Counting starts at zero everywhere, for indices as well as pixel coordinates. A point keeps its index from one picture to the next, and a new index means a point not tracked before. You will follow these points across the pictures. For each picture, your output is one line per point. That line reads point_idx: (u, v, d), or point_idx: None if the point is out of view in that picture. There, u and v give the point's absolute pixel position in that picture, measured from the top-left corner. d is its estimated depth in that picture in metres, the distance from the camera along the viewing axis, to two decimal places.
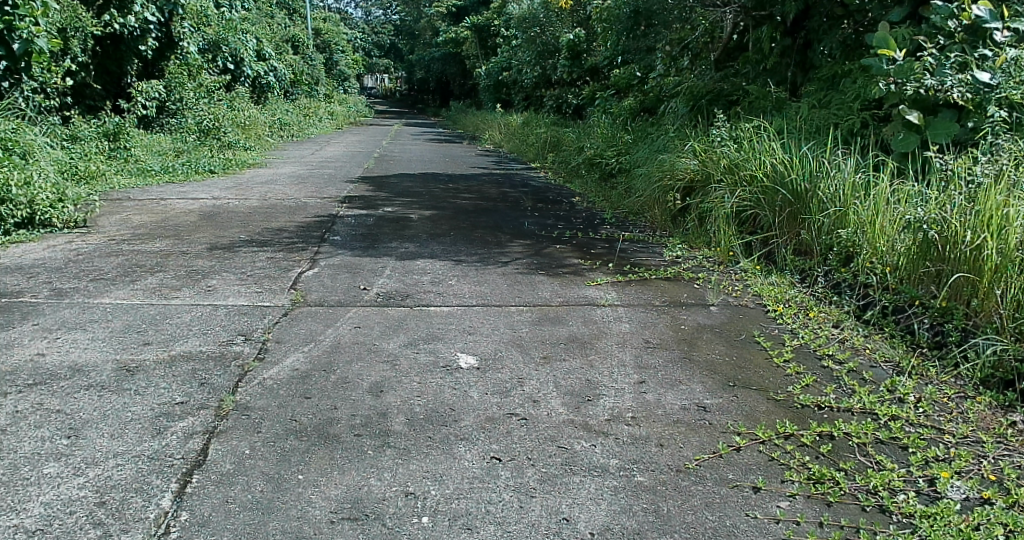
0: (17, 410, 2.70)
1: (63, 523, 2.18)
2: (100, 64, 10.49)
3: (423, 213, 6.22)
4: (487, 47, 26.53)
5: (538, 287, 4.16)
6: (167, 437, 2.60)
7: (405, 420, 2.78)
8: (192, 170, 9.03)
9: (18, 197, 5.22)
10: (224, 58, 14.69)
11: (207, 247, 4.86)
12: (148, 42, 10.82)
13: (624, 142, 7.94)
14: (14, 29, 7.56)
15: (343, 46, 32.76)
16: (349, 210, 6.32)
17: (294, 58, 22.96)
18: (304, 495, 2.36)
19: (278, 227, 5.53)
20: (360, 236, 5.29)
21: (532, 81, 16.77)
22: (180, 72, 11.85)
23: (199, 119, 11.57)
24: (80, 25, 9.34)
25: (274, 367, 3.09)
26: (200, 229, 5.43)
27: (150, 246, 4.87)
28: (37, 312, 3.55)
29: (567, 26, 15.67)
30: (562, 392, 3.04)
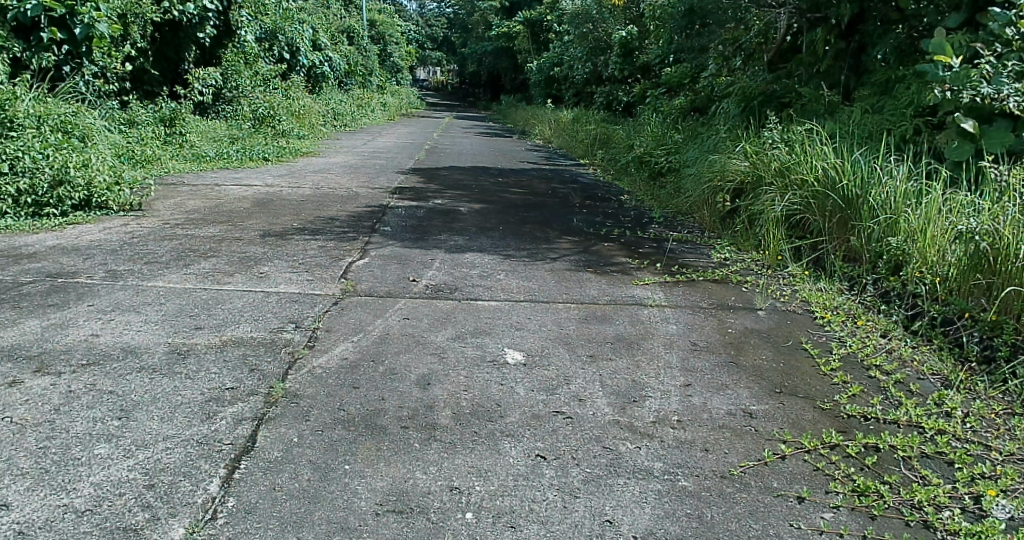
0: (71, 390, 2.74)
1: (112, 505, 2.22)
2: (159, 50, 10.68)
3: (472, 206, 6.22)
4: (539, 42, 26.42)
5: (586, 284, 4.12)
6: (217, 421, 2.62)
7: (451, 414, 2.76)
8: (246, 157, 9.12)
9: (76, 178, 5.33)
10: (280, 47, 14.84)
11: (261, 234, 4.89)
12: (205, 30, 11.03)
13: (673, 142, 7.85)
14: (77, 14, 7.88)
15: (398, 38, 32.97)
16: (400, 201, 6.34)
17: (350, 49, 23.21)
18: (350, 486, 2.36)
19: (330, 216, 5.56)
20: (410, 227, 5.29)
21: (583, 78, 16.71)
22: (237, 60, 11.98)
23: (255, 107, 11.68)
24: (140, 12, 9.38)
25: (323, 356, 3.09)
26: (254, 216, 5.47)
27: (204, 231, 4.92)
28: (92, 293, 3.59)
29: (620, 23, 15.29)
30: (608, 391, 3.01)
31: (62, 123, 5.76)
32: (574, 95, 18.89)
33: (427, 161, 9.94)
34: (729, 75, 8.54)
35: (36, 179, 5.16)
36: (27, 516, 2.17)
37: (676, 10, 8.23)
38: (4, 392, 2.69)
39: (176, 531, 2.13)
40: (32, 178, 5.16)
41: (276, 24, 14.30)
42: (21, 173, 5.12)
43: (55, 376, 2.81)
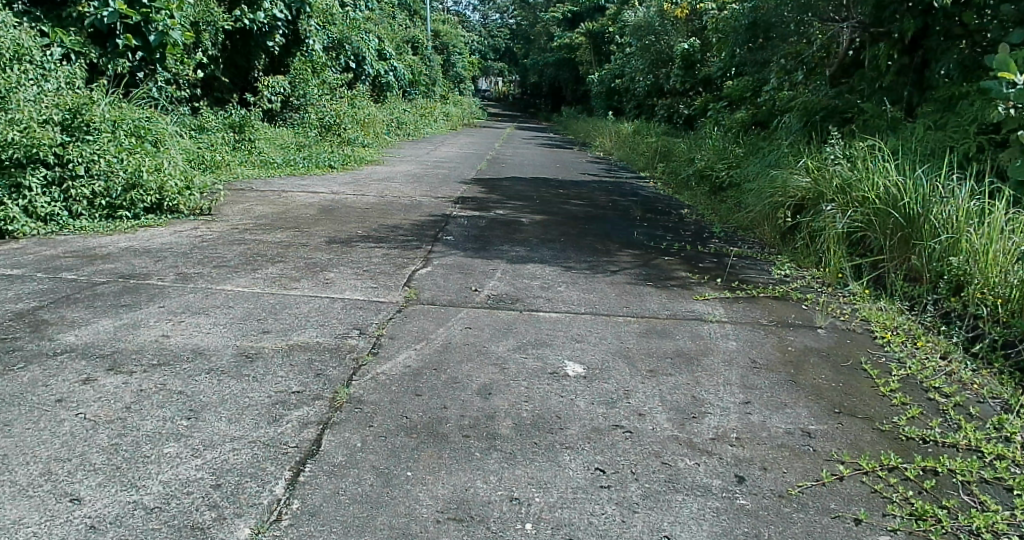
0: (142, 389, 2.80)
1: (180, 503, 2.26)
2: (229, 58, 11.18)
3: (533, 217, 6.23)
4: (601, 54, 26.38)
5: (646, 298, 4.09)
6: (283, 424, 2.66)
7: (512, 425, 2.76)
8: (313, 164, 9.23)
9: (149, 182, 5.59)
10: (346, 57, 15.03)
11: (326, 241, 4.95)
12: (275, 39, 11.16)
13: (736, 156, 7.79)
14: (151, 21, 8.16)
15: (462, 49, 33.35)
16: (462, 211, 6.38)
17: (414, 59, 23.59)
18: (411, 493, 2.37)
19: (394, 224, 5.61)
20: (473, 237, 5.32)
21: (646, 89, 16.69)
22: (304, 69, 12.19)
23: (322, 115, 11.92)
24: (211, 20, 9.84)
25: (387, 363, 3.11)
26: (320, 223, 5.55)
27: (271, 237, 5.00)
28: (163, 295, 3.67)
29: (682, 36, 15.18)
30: (668, 407, 2.98)
31: (138, 129, 6.00)
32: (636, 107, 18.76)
33: (489, 171, 9.99)
34: (791, 89, 8.42)
35: (110, 182, 5.41)
36: (98, 511, 2.21)
37: (739, 23, 8.70)
38: (79, 389, 2.78)
39: (242, 531, 2.16)
40: (107, 181, 5.41)
41: (344, 33, 14.42)
42: (97, 176, 5.36)
43: (127, 375, 2.88)
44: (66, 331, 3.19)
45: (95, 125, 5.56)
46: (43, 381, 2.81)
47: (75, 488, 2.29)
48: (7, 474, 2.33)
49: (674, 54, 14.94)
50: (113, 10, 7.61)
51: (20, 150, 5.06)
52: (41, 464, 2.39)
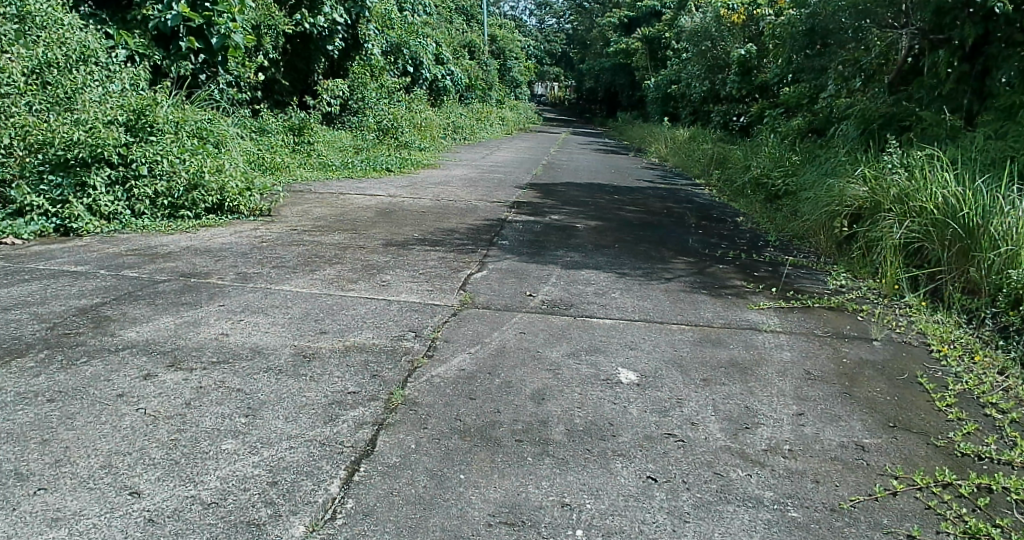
0: (201, 385, 2.85)
1: (236, 499, 2.29)
2: (290, 62, 11.42)
3: (589, 223, 6.22)
4: (656, 59, 26.27)
5: (700, 306, 4.05)
6: (338, 424, 2.68)
7: (565, 430, 2.75)
8: (370, 167, 9.31)
9: (210, 182, 5.72)
10: (404, 61, 15.25)
11: (383, 243, 5.00)
12: (334, 42, 11.50)
13: (791, 164, 7.69)
14: (214, 25, 8.44)
15: (518, 54, 33.52)
16: (517, 215, 6.40)
17: (471, 63, 23.88)
18: (464, 496, 2.37)
19: (450, 228, 5.64)
20: (527, 241, 5.32)
21: (701, 95, 16.58)
22: (363, 73, 12.47)
23: (380, 119, 12.12)
24: (272, 24, 9.97)
25: (442, 366, 3.12)
26: (377, 225, 5.61)
27: (329, 238, 5.06)
28: (223, 294, 3.73)
29: (739, 42, 14.68)
30: (721, 416, 2.94)
31: (200, 129, 6.18)
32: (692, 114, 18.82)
33: (544, 176, 10.03)
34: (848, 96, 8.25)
35: (172, 183, 5.56)
36: (157, 505, 2.26)
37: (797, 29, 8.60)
38: (139, 384, 2.83)
39: (297, 528, 2.19)
40: (169, 181, 5.57)
41: (403, 38, 14.77)
42: (159, 176, 5.54)
43: (187, 372, 2.93)
44: (127, 327, 3.27)
45: (158, 126, 5.75)
46: (105, 376, 2.88)
47: (134, 482, 2.34)
48: (70, 465, 2.39)
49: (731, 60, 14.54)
50: (176, 13, 7.90)
51: (86, 149, 5.24)
52: (102, 457, 2.44)
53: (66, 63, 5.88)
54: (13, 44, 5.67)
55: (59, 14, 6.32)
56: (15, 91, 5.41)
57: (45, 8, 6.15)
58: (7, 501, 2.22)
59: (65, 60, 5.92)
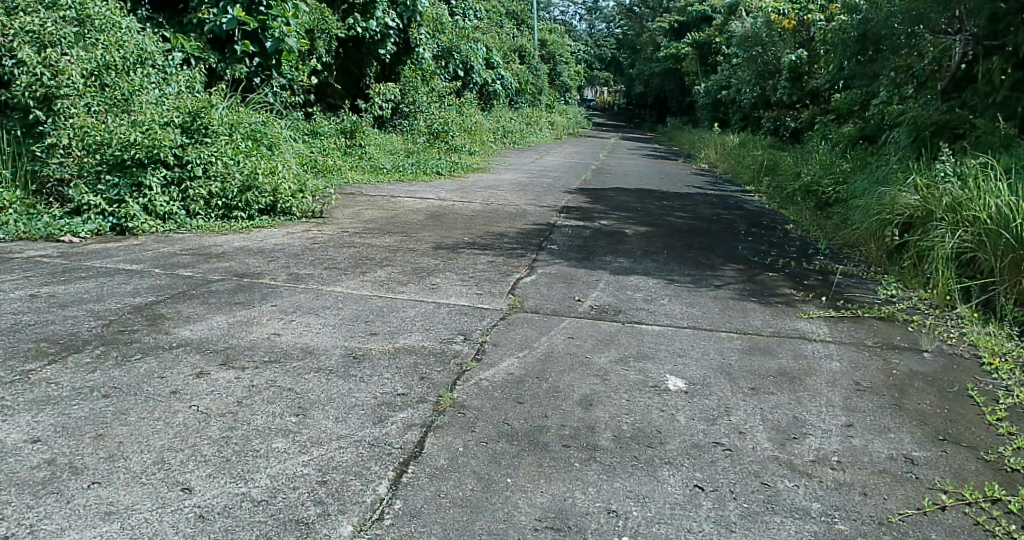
0: (253, 384, 2.89)
1: (285, 498, 2.32)
2: (343, 66, 11.68)
3: (638, 228, 6.19)
4: (707, 64, 26.13)
5: (749, 314, 4.00)
6: (387, 425, 2.70)
7: (612, 437, 2.74)
8: (421, 170, 9.43)
9: (263, 184, 5.89)
10: (455, 65, 15.41)
11: (433, 246, 5.03)
12: (386, 47, 11.60)
13: (843, 171, 7.57)
14: (269, 29, 8.76)
15: (567, 59, 33.63)
16: (567, 220, 6.40)
17: (521, 68, 24.11)
18: (511, 500, 2.37)
19: (499, 232, 5.65)
20: (576, 246, 5.32)
21: (752, 101, 16.41)
22: (414, 77, 12.72)
23: (431, 123, 12.29)
24: (326, 28, 10.32)
25: (490, 369, 3.12)
26: (427, 228, 5.65)
27: (380, 241, 5.11)
28: (275, 294, 3.78)
29: (789, 47, 14.70)
30: (769, 426, 2.91)
31: (253, 132, 6.36)
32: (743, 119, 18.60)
33: (594, 181, 9.99)
34: (900, 102, 8.10)
35: (227, 184, 5.76)
36: (207, 501, 2.29)
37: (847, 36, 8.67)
38: (192, 382, 2.88)
39: (345, 527, 2.20)
40: (224, 182, 5.76)
41: (453, 42, 15.03)
42: (214, 177, 5.72)
43: (239, 370, 2.98)
44: (181, 325, 3.32)
45: (213, 127, 5.92)
46: (159, 373, 2.93)
47: (185, 478, 2.37)
48: (123, 460, 2.44)
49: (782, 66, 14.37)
50: (231, 17, 8.29)
51: (143, 150, 5.46)
52: (154, 453, 2.48)
53: (124, 65, 6.18)
54: (74, 46, 5.92)
55: (117, 17, 6.55)
56: (76, 93, 5.71)
57: (105, 12, 6.39)
58: (62, 493, 2.27)
59: (123, 62, 6.21)
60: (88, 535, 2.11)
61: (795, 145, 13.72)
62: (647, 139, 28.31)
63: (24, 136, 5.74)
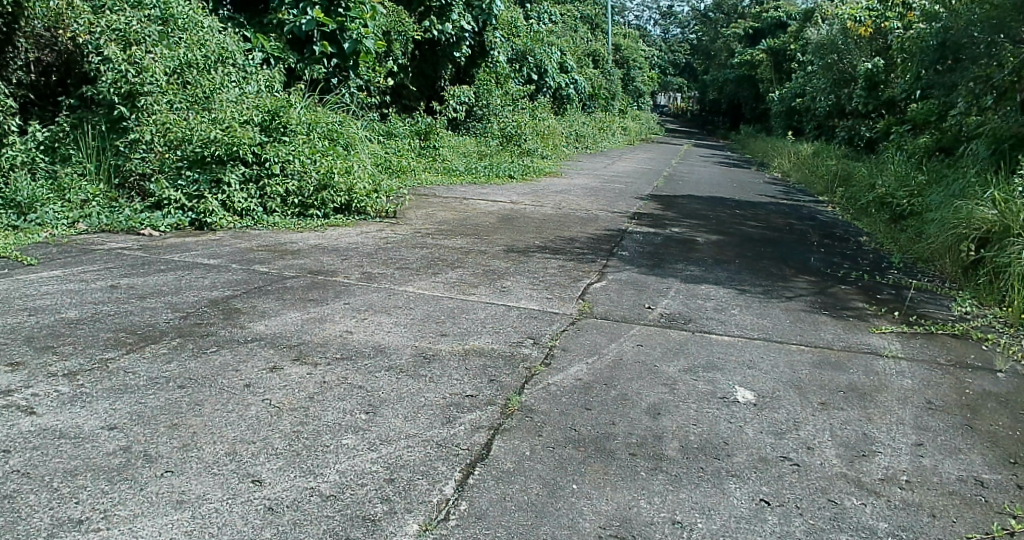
0: (324, 380, 2.93)
1: (353, 494, 2.34)
2: (418, 67, 12.23)
3: (709, 236, 6.14)
4: (782, 71, 26.00)
5: (821, 327, 3.94)
6: (455, 426, 2.72)
7: (679, 447, 2.71)
8: (493, 173, 9.62)
9: (338, 183, 6.08)
10: (528, 68, 16.14)
11: (505, 249, 5.07)
12: (461, 49, 12.03)
13: (918, 184, 7.39)
14: (347, 30, 9.04)
15: (640, 62, 33.45)
16: (638, 226, 6.39)
17: (594, 72, 24.31)
18: (576, 506, 2.36)
19: (571, 237, 5.67)
20: (647, 253, 5.30)
21: (826, 110, 16.20)
22: (488, 79, 13.17)
23: (503, 126, 12.77)
24: (402, 29, 10.57)
25: (559, 374, 3.13)
26: (498, 231, 5.69)
27: (451, 242, 5.17)
28: (348, 292, 3.86)
29: (866, 55, 14.39)
30: (838, 442, 2.85)
31: (330, 132, 6.58)
32: (817, 128, 18.37)
33: (666, 188, 9.93)
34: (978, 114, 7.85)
35: (303, 182, 5.98)
36: (277, 494, 2.33)
37: (927, 44, 8.40)
38: (265, 376, 2.93)
39: (411, 526, 2.21)
40: (300, 181, 5.97)
41: (528, 46, 15.76)
42: (291, 175, 5.94)
43: (312, 366, 3.03)
44: (256, 321, 3.40)
45: (291, 126, 6.15)
46: (233, 366, 2.99)
47: (256, 470, 2.42)
48: (196, 450, 2.49)
49: (858, 73, 14.19)
50: (310, 18, 8.63)
51: (222, 147, 5.77)
52: (227, 444, 2.54)
53: (204, 64, 6.46)
54: (156, 44, 6.32)
55: (199, 17, 6.94)
56: (158, 90, 6.04)
57: (186, 11, 6.76)
58: (136, 480, 2.32)
59: (204, 61, 6.51)
60: (159, 523, 2.15)
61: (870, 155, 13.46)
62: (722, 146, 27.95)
63: (109, 131, 6.13)
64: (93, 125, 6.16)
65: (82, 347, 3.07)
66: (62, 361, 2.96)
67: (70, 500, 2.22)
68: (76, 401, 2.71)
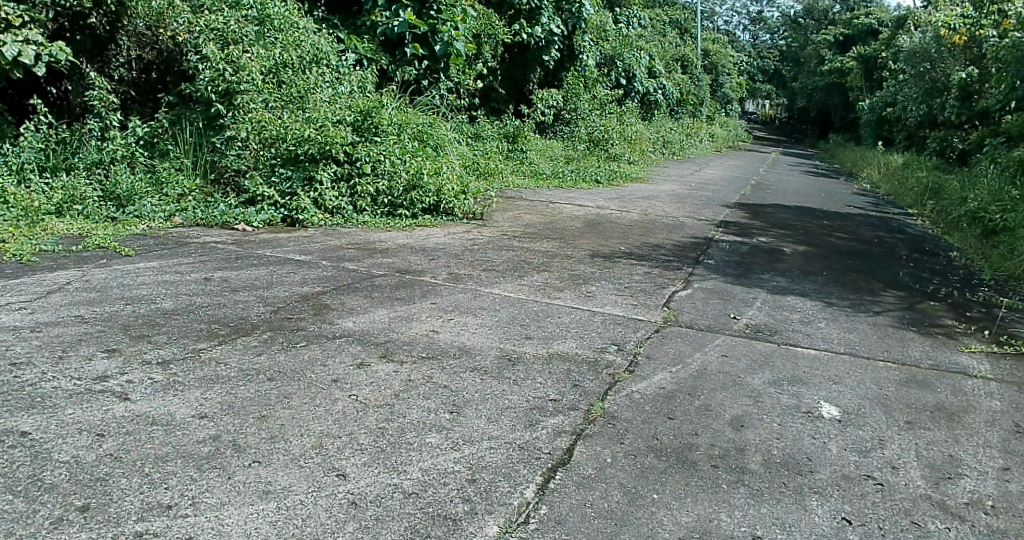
0: (410, 378, 2.98)
1: (437, 492, 2.36)
2: (507, 70, 12.65)
3: (796, 247, 6.06)
4: (873, 80, 25.90)
5: (908, 345, 3.85)
6: (538, 430, 2.73)
7: (762, 461, 2.67)
8: (580, 178, 9.57)
9: (427, 184, 6.14)
10: (617, 73, 16.43)
11: (591, 254, 5.10)
12: (549, 53, 12.64)
13: (1012, 199, 7.19)
14: (438, 33, 9.30)
15: (730, 70, 32.98)
16: (724, 234, 6.36)
17: (683, 78, 24.37)
18: (656, 515, 2.33)
19: (656, 243, 5.66)
20: (734, 262, 5.26)
21: (917, 120, 15.95)
22: (577, 84, 13.38)
23: (591, 130, 12.65)
24: (491, 33, 11.14)
25: (642, 382, 3.12)
26: (584, 236, 5.70)
27: (537, 245, 5.22)
28: (435, 292, 3.93)
29: (959, 63, 14.38)
30: (923, 462, 2.76)
31: (421, 133, 6.68)
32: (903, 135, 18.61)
33: (753, 196, 9.81)
34: None
35: (393, 182, 6.04)
36: (361, 488, 2.36)
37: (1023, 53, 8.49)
38: (353, 372, 2.99)
39: (492, 527, 2.22)
40: (390, 180, 6.04)
41: (616, 50, 16.06)
42: (381, 175, 6.03)
43: (397, 364, 3.08)
44: (343, 317, 3.49)
45: (383, 127, 6.24)
46: (322, 361, 3.06)
47: (342, 465, 2.45)
48: (283, 442, 2.54)
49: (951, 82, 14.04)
50: (402, 20, 8.89)
51: (315, 146, 5.90)
52: (314, 437, 2.58)
53: (299, 65, 6.71)
54: (253, 44, 6.63)
55: (295, 19, 7.20)
56: (254, 89, 6.29)
57: (283, 13, 7.06)
58: (224, 469, 2.37)
59: (298, 62, 6.76)
60: (246, 511, 2.19)
61: (962, 168, 13.12)
62: (807, 154, 27.39)
63: (205, 127, 6.44)
64: (191, 121, 6.50)
65: (175, 337, 3.18)
66: (157, 349, 3.06)
67: (160, 485, 2.27)
68: (169, 389, 2.79)
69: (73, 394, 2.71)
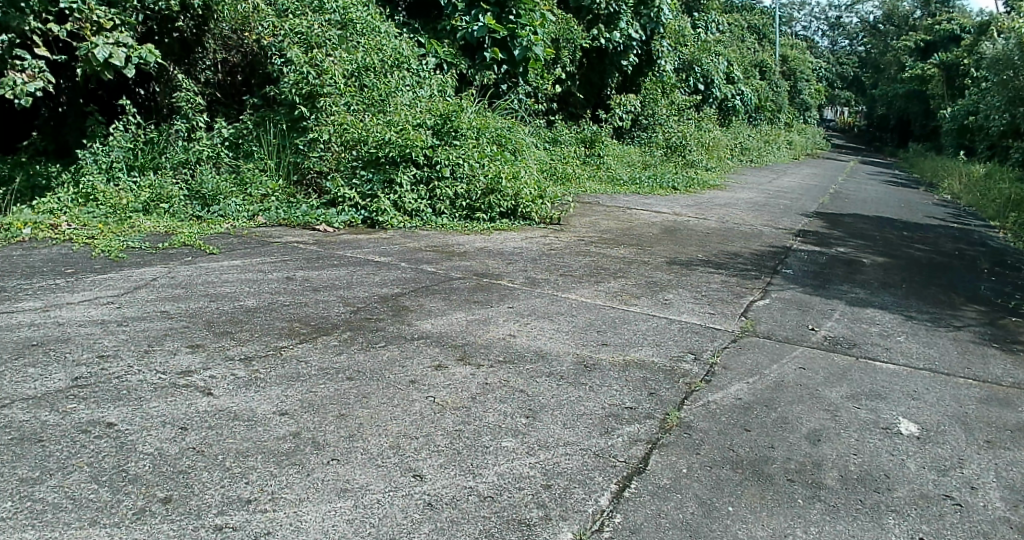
0: (488, 382, 3.02)
1: (511, 497, 2.37)
2: (585, 75, 12.70)
3: (876, 259, 5.96)
4: (954, 88, 25.15)
5: (990, 362, 3.77)
6: (614, 437, 2.74)
7: (838, 477, 2.64)
8: (657, 185, 9.61)
9: (506, 188, 6.13)
10: (695, 78, 16.21)
11: (668, 260, 5.10)
12: (628, 57, 12.70)
13: None
14: (518, 37, 9.42)
15: (809, 75, 32.80)
16: (802, 244, 6.30)
17: (761, 84, 24.19)
18: (731, 529, 2.31)
19: (734, 251, 5.64)
20: (812, 272, 5.21)
21: (1001, 128, 15.78)
22: (655, 88, 13.35)
23: (668, 137, 12.94)
24: (570, 37, 11.26)
25: (718, 392, 3.12)
26: (660, 243, 5.69)
27: (614, 251, 5.25)
28: (513, 296, 3.97)
29: None
30: (1002, 483, 2.69)
31: (499, 137, 6.80)
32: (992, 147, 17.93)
33: (830, 206, 9.67)
34: None
35: (471, 186, 6.08)
36: (435, 490, 2.38)
37: None
38: (433, 374, 3.04)
39: (566, 534, 2.22)
40: (469, 185, 6.08)
41: (694, 55, 15.92)
42: (460, 179, 6.06)
43: (474, 367, 3.13)
44: (423, 319, 3.55)
45: (461, 131, 6.32)
46: (400, 362, 3.11)
47: (418, 466, 2.48)
48: (361, 442, 2.58)
49: None
50: (481, 24, 9.04)
51: (396, 149, 5.93)
52: (391, 437, 2.62)
53: (382, 68, 6.91)
54: (336, 46, 6.84)
55: (377, 23, 7.44)
56: (337, 92, 6.44)
57: (365, 17, 7.25)
58: (303, 466, 2.42)
59: (381, 65, 6.96)
60: (323, 509, 2.22)
61: None
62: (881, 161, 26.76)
63: (289, 129, 6.62)
64: (275, 123, 6.68)
65: (257, 335, 3.25)
66: (239, 346, 3.14)
67: (240, 480, 2.32)
68: (251, 386, 2.86)
69: (158, 388, 2.79)
